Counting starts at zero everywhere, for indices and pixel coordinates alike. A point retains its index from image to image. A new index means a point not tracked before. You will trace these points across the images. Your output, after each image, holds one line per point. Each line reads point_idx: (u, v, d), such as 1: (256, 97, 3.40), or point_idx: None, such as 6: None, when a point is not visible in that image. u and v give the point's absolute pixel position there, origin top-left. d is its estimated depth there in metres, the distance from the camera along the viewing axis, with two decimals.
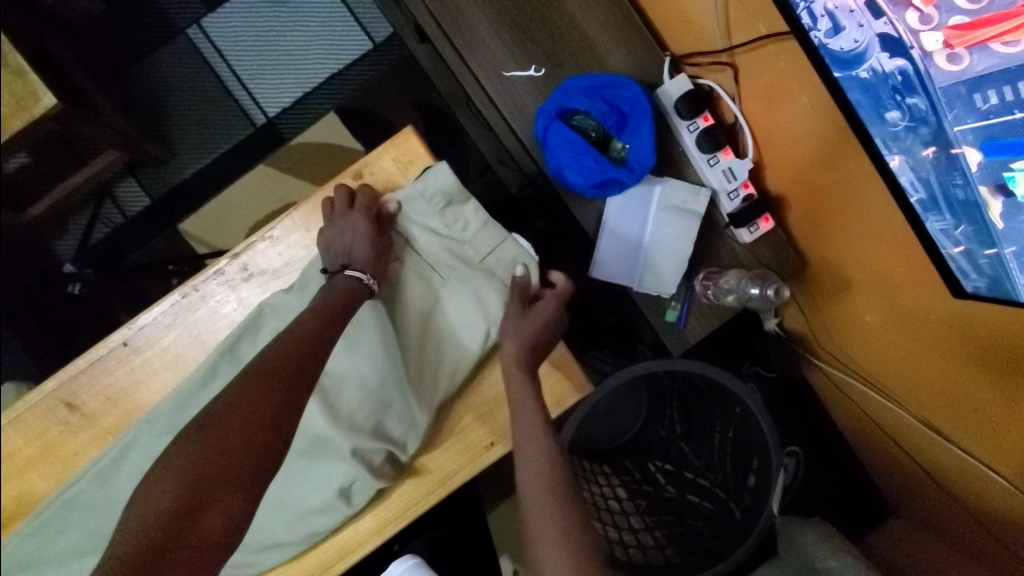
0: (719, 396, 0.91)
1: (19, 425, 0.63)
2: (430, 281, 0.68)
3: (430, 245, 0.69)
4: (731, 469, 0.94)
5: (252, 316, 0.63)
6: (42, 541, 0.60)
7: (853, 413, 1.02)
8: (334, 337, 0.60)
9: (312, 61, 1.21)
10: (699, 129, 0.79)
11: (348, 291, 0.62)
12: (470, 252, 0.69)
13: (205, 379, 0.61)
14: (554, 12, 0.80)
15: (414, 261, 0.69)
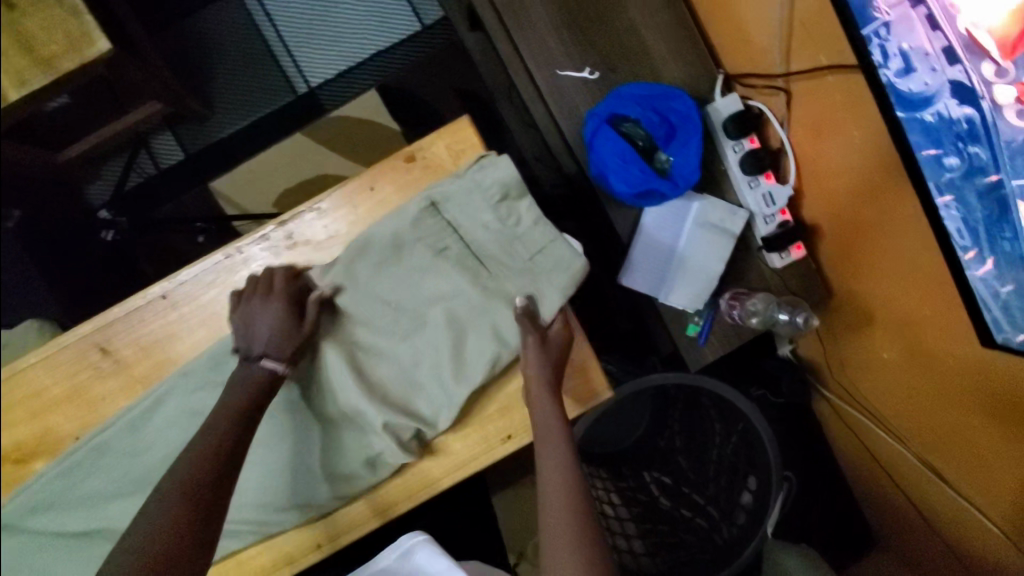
0: (727, 412, 0.95)
1: (48, 365, 0.62)
2: (473, 271, 0.62)
3: (477, 235, 0.61)
4: (727, 484, 0.95)
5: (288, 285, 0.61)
6: (73, 481, 0.61)
7: (854, 445, 1.03)
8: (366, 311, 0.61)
9: (359, 36, 1.22)
10: (744, 150, 0.79)
11: (259, 382, 0.57)
12: (519, 247, 0.62)
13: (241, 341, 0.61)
14: (615, 17, 0.80)
15: (458, 250, 0.62)
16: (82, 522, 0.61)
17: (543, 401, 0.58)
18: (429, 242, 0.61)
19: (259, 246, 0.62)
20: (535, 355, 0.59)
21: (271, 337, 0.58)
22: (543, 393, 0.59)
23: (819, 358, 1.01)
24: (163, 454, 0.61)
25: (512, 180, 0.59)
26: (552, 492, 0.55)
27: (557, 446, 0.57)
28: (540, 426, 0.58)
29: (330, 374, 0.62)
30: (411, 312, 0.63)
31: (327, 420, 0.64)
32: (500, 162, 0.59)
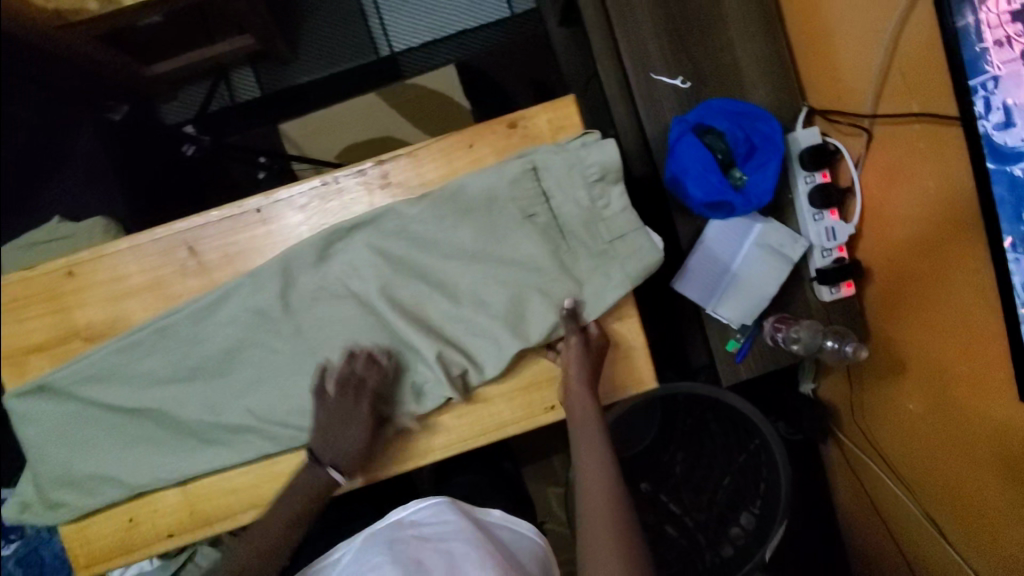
0: (747, 427, 0.96)
1: (136, 253, 0.64)
2: (554, 242, 0.64)
3: (564, 209, 0.63)
4: (725, 509, 0.97)
5: (375, 215, 0.62)
6: (131, 358, 0.62)
7: (855, 492, 1.05)
8: (444, 253, 0.64)
9: (450, 12, 1.26)
10: (815, 183, 0.82)
11: (322, 491, 0.62)
12: (601, 230, 0.63)
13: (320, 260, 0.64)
14: (716, 34, 0.83)
15: (545, 220, 0.64)
16: (132, 400, 0.63)
17: (581, 396, 0.62)
18: (521, 204, 0.63)
19: (355, 179, 0.65)
20: (575, 354, 0.62)
21: (348, 453, 0.62)
22: (581, 388, 0.62)
23: (840, 401, 1.02)
24: (225, 346, 0.63)
25: (613, 166, 0.60)
26: (591, 486, 0.59)
27: (592, 438, 0.61)
28: (576, 417, 0.62)
29: (383, 301, 0.63)
30: (484, 263, 0.64)
31: (371, 350, 0.64)
32: (606, 148, 0.60)
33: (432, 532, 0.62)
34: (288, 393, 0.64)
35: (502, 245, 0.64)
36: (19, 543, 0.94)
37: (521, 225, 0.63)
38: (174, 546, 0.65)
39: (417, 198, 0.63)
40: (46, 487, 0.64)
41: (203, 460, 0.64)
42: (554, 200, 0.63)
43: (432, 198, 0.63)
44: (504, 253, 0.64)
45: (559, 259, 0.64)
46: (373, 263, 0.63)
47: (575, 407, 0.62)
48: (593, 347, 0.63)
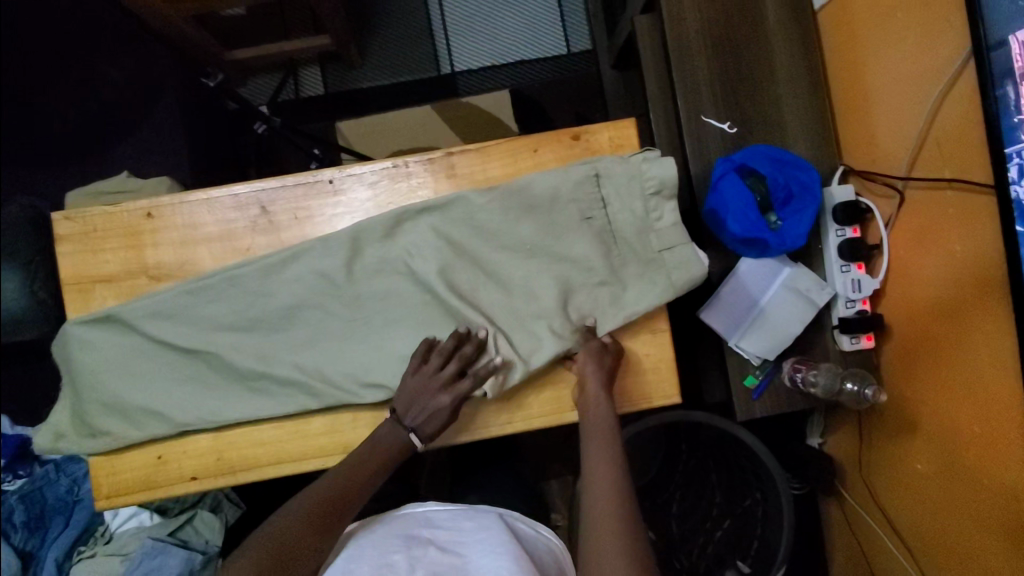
0: (756, 474, 0.96)
1: (213, 205, 0.68)
2: (606, 246, 0.68)
3: (620, 217, 0.68)
4: (717, 555, 0.96)
5: (445, 200, 0.67)
6: (197, 302, 0.66)
7: (853, 555, 1.05)
8: (500, 243, 0.68)
9: (511, 43, 1.34)
10: (845, 237, 0.86)
11: (397, 454, 0.64)
12: (652, 239, 0.67)
13: (386, 234, 0.68)
14: (765, 88, 0.90)
15: (601, 224, 0.68)
16: (190, 341, 0.67)
17: (599, 398, 0.64)
18: (581, 206, 0.68)
19: (424, 164, 0.70)
20: (594, 358, 0.65)
21: (427, 420, 0.64)
22: (597, 391, 0.65)
23: (847, 458, 1.03)
24: (285, 303, 0.67)
25: (670, 181, 0.65)
26: (597, 485, 0.59)
27: (601, 441, 0.62)
28: (589, 421, 0.64)
29: (443, 282, 0.66)
30: (538, 258, 0.68)
31: (420, 327, 0.67)
32: (666, 164, 0.65)
33: (449, 538, 0.61)
34: (333, 356, 0.68)
35: (559, 243, 0.68)
36: (25, 481, 0.95)
37: (579, 226, 0.68)
38: (197, 489, 0.68)
39: (485, 189, 0.67)
40: (92, 412, 0.67)
41: (248, 407, 0.67)
42: (611, 206, 0.68)
43: (498, 190, 0.67)
44: (559, 251, 0.68)
45: (609, 261, 0.68)
46: (435, 245, 0.67)
47: (589, 411, 0.64)
48: (611, 354, 0.66)
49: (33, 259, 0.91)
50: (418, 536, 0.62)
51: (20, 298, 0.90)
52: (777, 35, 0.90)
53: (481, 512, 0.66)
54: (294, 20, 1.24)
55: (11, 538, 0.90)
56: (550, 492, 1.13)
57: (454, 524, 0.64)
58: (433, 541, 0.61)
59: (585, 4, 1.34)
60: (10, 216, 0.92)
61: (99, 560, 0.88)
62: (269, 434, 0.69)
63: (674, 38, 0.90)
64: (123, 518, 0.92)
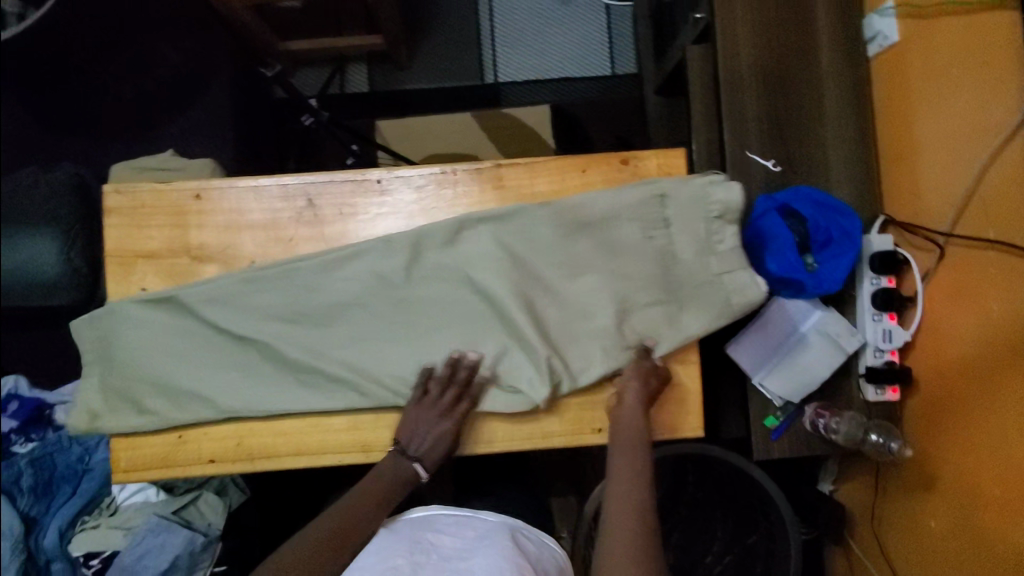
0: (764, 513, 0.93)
1: (261, 193, 0.69)
2: (665, 266, 0.69)
3: (679, 240, 0.69)
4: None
5: (510, 211, 0.67)
6: (254, 290, 0.67)
7: None
8: (558, 260, 0.68)
9: (557, 60, 1.36)
10: (880, 286, 0.85)
11: (402, 480, 0.65)
12: (712, 262, 0.69)
13: (446, 239, 0.68)
14: (812, 130, 0.90)
15: (661, 244, 0.69)
16: (243, 328, 0.67)
17: (634, 410, 0.64)
18: (643, 225, 0.68)
19: (472, 174, 0.70)
20: (638, 372, 0.66)
21: (430, 447, 0.65)
22: (635, 404, 0.65)
23: (859, 509, 1.00)
24: (343, 298, 0.68)
25: (734, 208, 0.67)
26: (620, 492, 0.58)
27: (628, 451, 0.61)
28: (620, 431, 0.63)
29: (506, 292, 0.66)
30: (595, 276, 0.68)
31: (473, 331, 0.68)
32: (732, 189, 0.67)
33: (453, 544, 0.61)
34: (364, 355, 0.68)
35: (619, 261, 0.68)
36: (36, 444, 0.94)
37: (640, 245, 0.69)
38: (212, 472, 0.68)
39: (549, 202, 0.67)
40: (120, 384, 0.68)
41: (277, 397, 0.67)
42: (672, 227, 0.69)
43: (562, 205, 0.67)
44: (618, 269, 0.68)
45: (668, 280, 0.69)
46: (495, 253, 0.67)
47: (621, 421, 0.64)
48: (651, 368, 0.66)
49: (72, 226, 0.92)
50: (423, 541, 0.61)
51: (52, 264, 0.88)
52: (830, 79, 0.90)
53: (487, 521, 0.65)
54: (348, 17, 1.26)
55: (16, 502, 0.88)
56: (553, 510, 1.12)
57: (459, 532, 0.63)
58: (437, 547, 0.61)
59: (634, 28, 1.35)
60: (55, 181, 0.93)
61: (102, 531, 0.90)
62: (290, 425, 0.69)
63: (727, 72, 0.90)
64: (129, 492, 0.93)
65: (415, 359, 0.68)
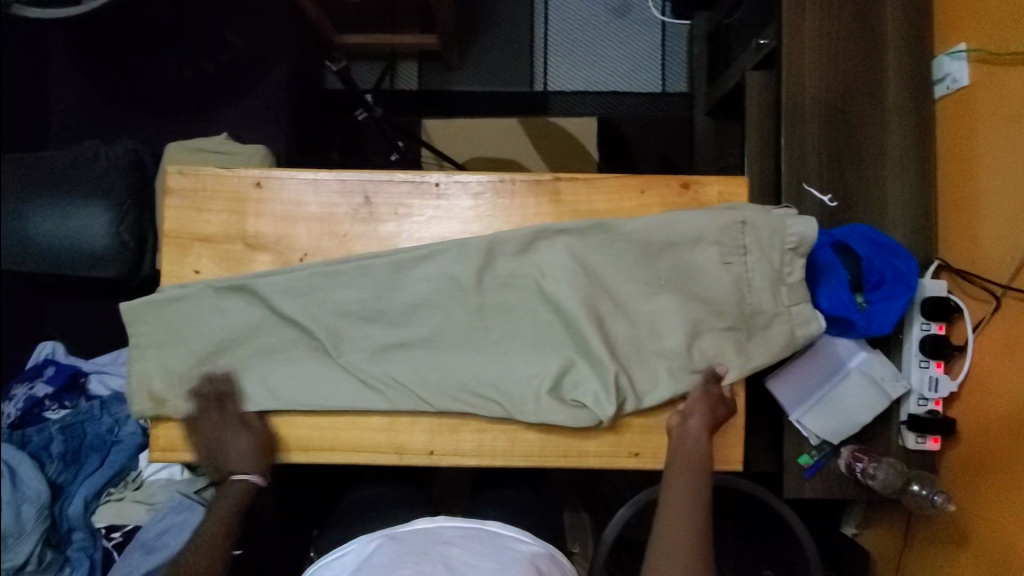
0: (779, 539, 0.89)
1: (320, 187, 0.69)
2: (740, 293, 0.68)
3: (756, 267, 0.68)
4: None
5: (591, 226, 0.67)
6: (329, 284, 0.68)
7: None
8: (631, 277, 0.68)
9: (607, 72, 1.35)
10: (929, 332, 0.83)
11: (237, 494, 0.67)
12: (784, 294, 0.69)
13: (521, 248, 0.68)
14: (871, 167, 0.88)
15: (737, 271, 0.68)
16: (315, 319, 0.68)
17: (696, 439, 0.65)
18: (721, 250, 0.68)
19: (531, 185, 0.70)
20: (704, 402, 0.66)
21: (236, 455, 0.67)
22: (699, 430, 0.66)
23: (883, 556, 0.95)
24: (414, 298, 0.68)
25: (809, 242, 0.67)
26: (673, 518, 0.62)
27: (683, 478, 0.64)
28: (678, 456, 0.65)
29: (580, 309, 0.66)
30: (669, 297, 0.68)
31: (540, 344, 0.68)
32: (809, 223, 0.67)
33: (462, 558, 0.61)
34: (409, 356, 0.69)
35: (694, 283, 0.69)
36: (69, 412, 0.95)
37: (716, 270, 0.68)
38: (250, 460, 0.70)
39: (626, 219, 0.68)
40: (171, 364, 0.69)
41: (326, 388, 0.68)
42: (748, 255, 0.68)
43: (638, 226, 0.67)
44: (691, 292, 0.68)
45: (741, 308, 0.68)
46: (569, 268, 0.67)
47: (681, 447, 0.65)
48: (716, 399, 0.67)
49: (125, 202, 0.93)
50: (429, 552, 0.61)
51: (103, 233, 0.91)
52: (894, 117, 0.89)
53: (496, 534, 0.66)
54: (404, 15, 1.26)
55: (45, 469, 0.90)
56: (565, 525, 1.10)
57: (467, 544, 0.63)
58: (446, 559, 0.60)
59: (689, 47, 1.34)
60: (114, 158, 0.95)
61: (127, 505, 0.91)
62: (328, 419, 0.70)
63: (789, 101, 0.89)
64: (155, 468, 0.94)
65: (471, 364, 0.68)
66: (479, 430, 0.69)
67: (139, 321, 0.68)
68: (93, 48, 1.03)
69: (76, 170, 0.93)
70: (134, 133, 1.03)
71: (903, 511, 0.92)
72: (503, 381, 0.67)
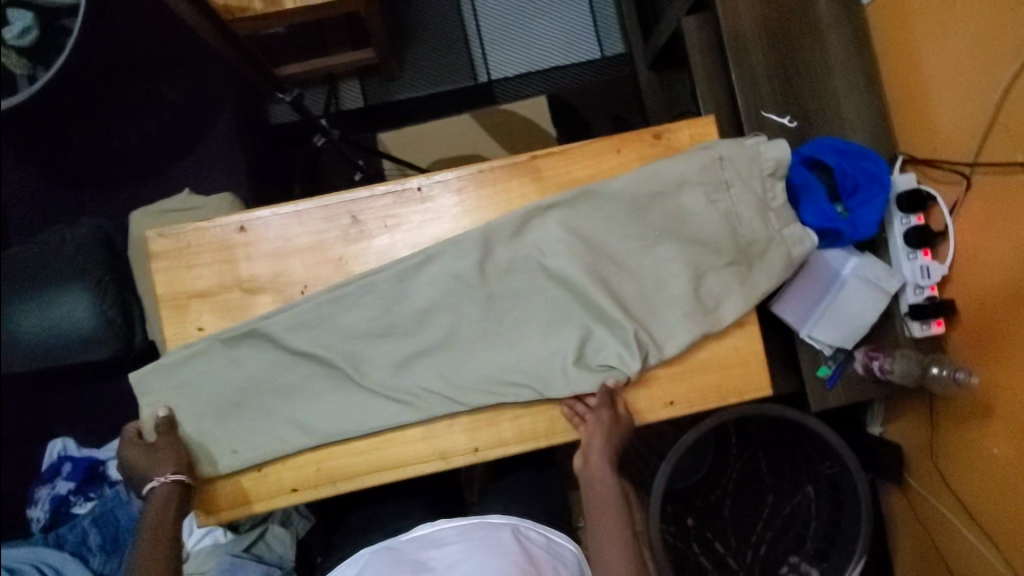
0: (806, 454, 0.93)
1: (304, 216, 0.69)
2: (733, 226, 0.71)
3: (741, 199, 0.70)
4: (818, 551, 0.89)
5: (577, 194, 0.69)
6: (335, 310, 0.68)
7: (912, 541, 0.99)
8: (625, 234, 0.70)
9: (546, 48, 1.34)
10: (910, 225, 0.87)
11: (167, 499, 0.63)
12: (773, 218, 0.71)
13: (516, 230, 0.69)
14: (823, 82, 0.91)
15: (725, 206, 0.70)
16: (331, 346, 0.68)
17: (606, 466, 0.67)
18: (706, 190, 0.70)
19: (510, 168, 0.71)
20: (599, 428, 0.66)
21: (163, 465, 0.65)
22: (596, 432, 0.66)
23: (913, 446, 0.96)
24: (421, 304, 0.69)
25: (786, 162, 0.69)
26: (607, 540, 0.63)
27: (608, 500, 0.66)
28: (594, 488, 0.66)
29: (585, 276, 0.68)
30: (666, 246, 0.70)
31: (554, 319, 0.69)
32: (781, 145, 0.69)
33: (454, 554, 0.58)
34: (431, 360, 0.69)
35: (687, 226, 0.71)
36: (96, 502, 0.93)
37: (705, 209, 0.70)
38: (297, 501, 0.69)
39: (610, 180, 0.69)
40: (196, 422, 0.68)
41: (361, 406, 0.68)
42: (732, 189, 0.70)
43: (622, 184, 0.69)
44: (686, 236, 0.70)
45: (736, 241, 0.70)
46: (566, 240, 0.69)
47: (594, 478, 0.66)
48: (610, 417, 0.67)
49: (103, 280, 0.91)
50: (425, 560, 0.58)
51: (87, 314, 0.90)
52: (833, 31, 0.91)
53: (492, 523, 0.62)
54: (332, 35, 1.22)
55: (90, 563, 0.89)
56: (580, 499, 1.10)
57: (462, 539, 0.60)
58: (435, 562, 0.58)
59: (617, 7, 1.34)
60: (82, 236, 0.93)
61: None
62: (363, 443, 0.69)
63: (732, 37, 0.91)
64: (198, 536, 0.92)
65: (492, 355, 0.68)
66: (515, 416, 0.69)
67: (160, 384, 0.68)
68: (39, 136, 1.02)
69: (47, 260, 0.92)
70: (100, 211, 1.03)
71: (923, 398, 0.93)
72: (529, 363, 0.68)
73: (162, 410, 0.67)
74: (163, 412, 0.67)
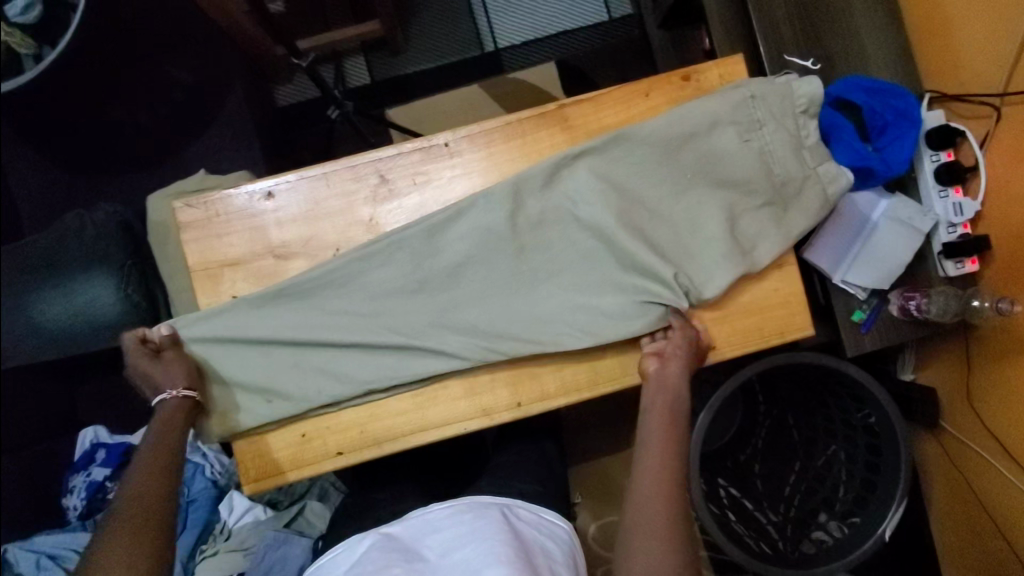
0: (834, 401, 0.90)
1: (332, 178, 0.69)
2: (768, 166, 0.69)
3: (774, 138, 0.69)
4: (856, 499, 0.86)
5: (609, 139, 0.68)
6: (366, 268, 0.68)
7: (946, 483, 0.97)
8: (658, 177, 0.69)
9: (551, 13, 1.29)
10: (940, 161, 0.84)
11: (173, 412, 0.64)
12: (807, 156, 0.69)
13: (546, 179, 0.68)
14: (846, 20, 0.89)
15: (758, 145, 0.69)
16: (368, 309, 0.68)
17: (677, 385, 0.64)
18: (738, 128, 0.69)
19: (536, 119, 0.70)
20: (680, 347, 0.66)
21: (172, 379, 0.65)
22: (682, 358, 0.66)
23: (948, 389, 0.94)
24: (454, 260, 0.68)
25: (819, 98, 0.68)
26: (643, 482, 0.56)
27: (657, 432, 0.61)
28: (659, 397, 0.64)
29: (618, 221, 0.67)
30: (698, 189, 0.69)
31: (590, 271, 0.68)
32: (814, 81, 0.68)
33: (453, 541, 0.55)
34: (472, 309, 0.68)
35: (720, 168, 0.69)
36: None
37: (739, 149, 0.69)
38: (344, 464, 0.68)
39: (642, 123, 0.68)
40: (238, 386, 0.68)
41: (400, 363, 0.68)
42: (766, 128, 0.69)
43: (653, 126, 0.68)
44: (720, 178, 0.69)
45: (770, 180, 0.69)
46: (597, 187, 0.68)
47: (660, 386, 0.64)
48: (690, 338, 0.67)
49: (125, 264, 0.90)
50: (419, 549, 0.55)
51: (112, 299, 0.89)
52: None
53: (484, 506, 0.59)
54: (336, 11, 1.21)
55: None
56: (578, 474, 1.08)
57: (458, 522, 0.56)
58: (435, 551, 0.54)
59: None
60: (100, 221, 0.92)
61: (222, 557, 0.83)
62: (403, 403, 0.69)
63: None
64: (239, 514, 0.89)
65: (525, 306, 0.68)
66: (557, 367, 0.69)
67: (205, 349, 0.68)
68: (55, 129, 1.03)
69: (65, 245, 0.91)
70: (122, 198, 1.04)
71: (958, 338, 0.91)
72: (565, 314, 0.67)
73: (165, 327, 0.67)
74: (166, 331, 0.66)
